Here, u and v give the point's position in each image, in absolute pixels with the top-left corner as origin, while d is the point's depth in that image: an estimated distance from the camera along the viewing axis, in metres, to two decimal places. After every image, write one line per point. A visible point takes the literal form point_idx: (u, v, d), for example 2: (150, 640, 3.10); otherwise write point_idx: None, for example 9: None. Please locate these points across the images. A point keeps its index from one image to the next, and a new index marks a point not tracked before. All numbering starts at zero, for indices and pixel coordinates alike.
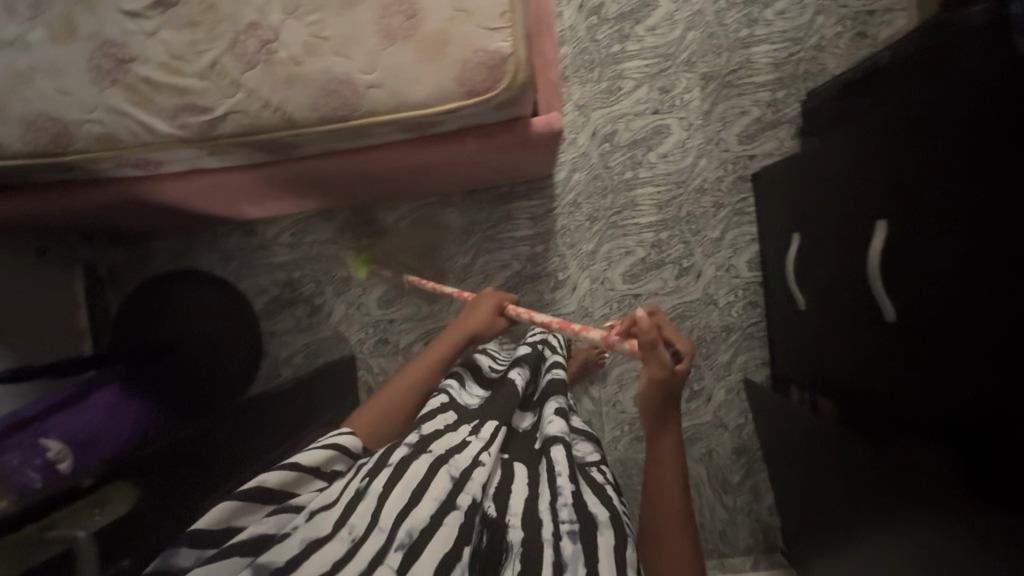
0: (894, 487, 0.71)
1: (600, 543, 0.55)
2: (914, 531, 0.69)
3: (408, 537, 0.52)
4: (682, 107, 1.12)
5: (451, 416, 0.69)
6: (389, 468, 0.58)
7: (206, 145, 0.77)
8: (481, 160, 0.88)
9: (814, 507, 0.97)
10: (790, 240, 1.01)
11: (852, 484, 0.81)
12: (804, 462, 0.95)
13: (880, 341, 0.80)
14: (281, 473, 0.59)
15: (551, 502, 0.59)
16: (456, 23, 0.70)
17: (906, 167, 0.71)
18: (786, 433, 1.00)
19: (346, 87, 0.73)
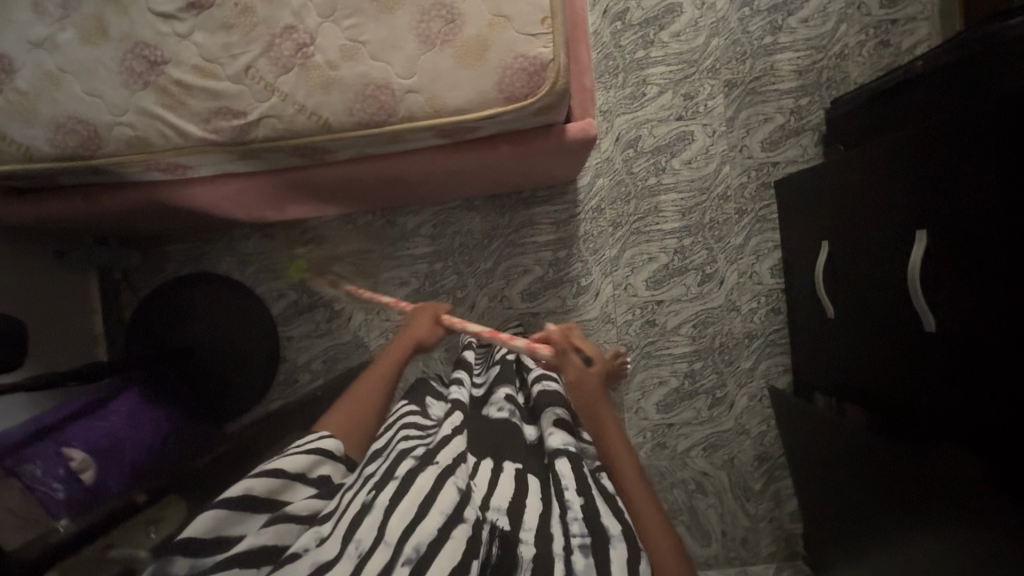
0: (906, 479, 0.75)
1: (612, 556, 0.53)
2: (927, 522, 0.72)
3: (415, 552, 0.50)
4: (706, 114, 1.12)
5: (457, 417, 0.73)
6: (395, 480, 0.57)
7: (238, 149, 0.76)
8: (511, 166, 0.88)
9: (828, 504, 0.99)
10: (818, 248, 0.99)
11: (867, 483, 0.84)
12: (819, 459, 0.98)
13: (891, 342, 0.84)
14: (268, 479, 0.57)
15: (559, 518, 0.58)
16: (497, 29, 0.70)
17: (913, 177, 0.75)
18: (800, 431, 1.04)
19: (384, 92, 0.72)
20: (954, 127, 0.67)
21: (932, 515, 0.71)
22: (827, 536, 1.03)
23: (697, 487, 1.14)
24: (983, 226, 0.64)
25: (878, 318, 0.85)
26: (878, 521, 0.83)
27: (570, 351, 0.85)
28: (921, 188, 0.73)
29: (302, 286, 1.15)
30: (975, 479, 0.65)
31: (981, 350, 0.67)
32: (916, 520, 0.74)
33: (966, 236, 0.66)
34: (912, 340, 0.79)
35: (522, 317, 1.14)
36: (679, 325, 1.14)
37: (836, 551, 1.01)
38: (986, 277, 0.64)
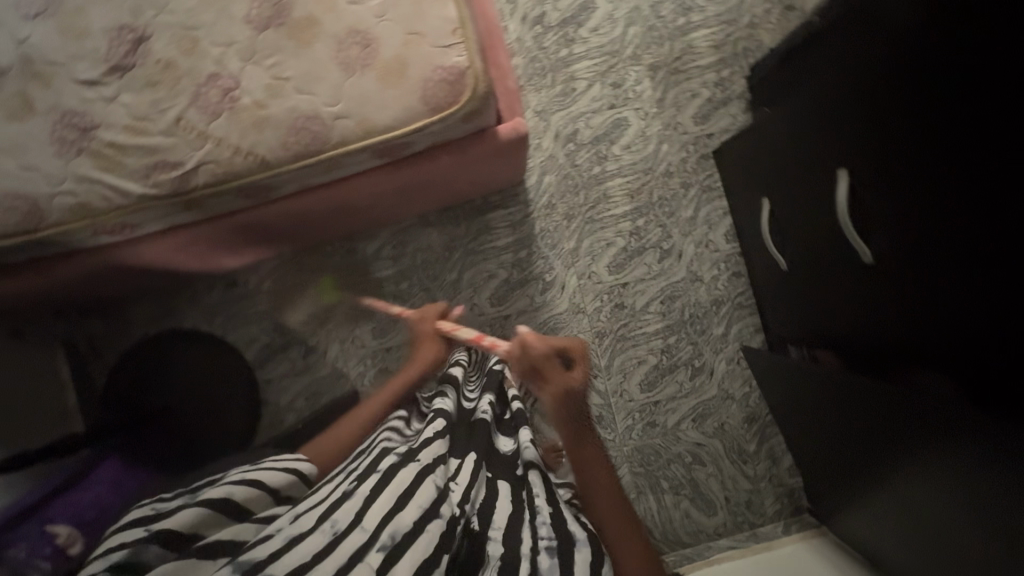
0: (905, 419, 0.74)
1: (577, 559, 0.62)
2: (932, 457, 0.72)
3: (391, 539, 0.56)
4: (636, 99, 1.17)
5: (440, 423, 0.77)
6: (377, 474, 0.64)
7: (181, 200, 0.76)
8: (454, 175, 0.90)
9: (827, 458, 1.00)
10: (761, 204, 1.03)
11: (864, 424, 0.83)
12: (810, 410, 0.98)
13: (851, 277, 0.84)
14: (246, 488, 0.61)
15: (529, 521, 0.67)
16: (412, 46, 0.73)
17: (861, 114, 0.73)
18: (786, 386, 1.03)
19: (314, 122, 0.74)
20: (895, 61, 0.66)
21: (938, 455, 0.71)
22: (832, 486, 1.03)
23: (692, 459, 1.17)
24: (963, 162, 0.60)
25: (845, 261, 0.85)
26: (882, 461, 0.84)
27: (549, 355, 0.81)
28: (879, 126, 0.70)
29: (273, 328, 1.16)
30: (970, 417, 0.63)
31: (972, 295, 0.64)
32: (919, 455, 0.75)
33: (938, 175, 0.64)
34: (882, 277, 0.77)
35: (494, 321, 1.16)
36: (647, 304, 1.17)
37: (842, 500, 1.02)
38: (968, 215, 0.61)
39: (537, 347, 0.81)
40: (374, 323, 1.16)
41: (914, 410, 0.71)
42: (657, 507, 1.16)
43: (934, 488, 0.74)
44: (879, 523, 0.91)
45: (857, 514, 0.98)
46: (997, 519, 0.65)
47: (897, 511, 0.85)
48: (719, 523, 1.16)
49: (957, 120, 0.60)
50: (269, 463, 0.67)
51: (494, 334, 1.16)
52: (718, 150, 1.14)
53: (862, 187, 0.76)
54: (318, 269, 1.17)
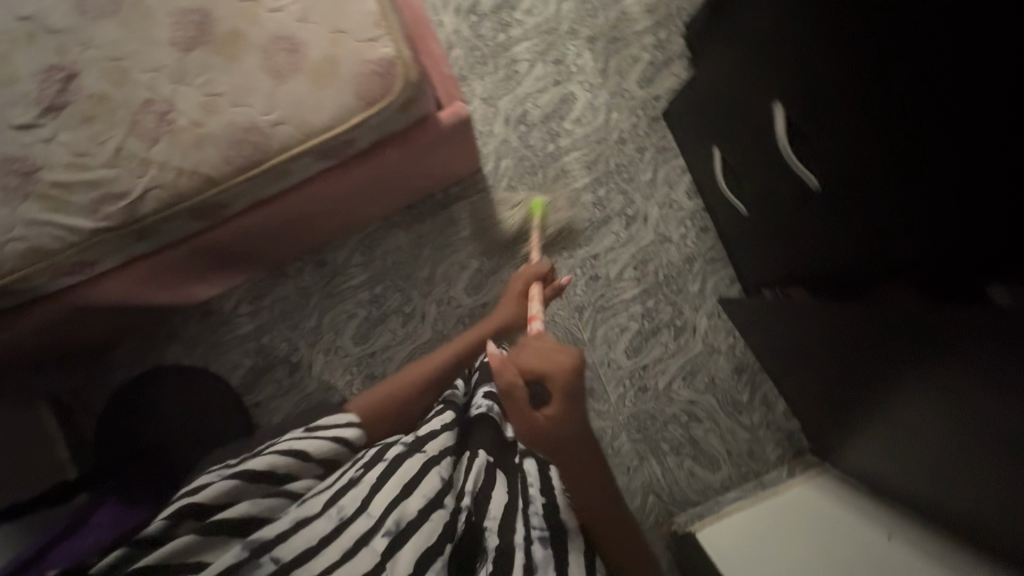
0: (893, 343, 0.72)
1: (569, 552, 0.63)
2: (920, 374, 0.70)
3: (396, 526, 0.58)
4: (580, 72, 1.18)
5: (447, 416, 0.73)
6: (384, 463, 0.63)
7: (134, 229, 0.76)
8: (405, 169, 0.91)
9: (822, 391, 0.98)
10: (713, 154, 1.04)
11: (860, 355, 0.80)
12: (795, 345, 0.98)
13: (809, 205, 0.83)
14: (288, 458, 0.62)
15: (521, 510, 0.65)
16: (338, 44, 0.74)
17: (809, 27, 0.68)
18: (774, 327, 1.01)
19: (252, 132, 0.75)
20: None
21: (934, 384, 0.68)
22: (839, 431, 1.01)
23: (689, 418, 1.17)
24: (942, 76, 0.56)
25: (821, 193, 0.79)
26: (877, 391, 0.82)
27: (515, 382, 0.71)
28: (837, 39, 0.65)
29: (255, 351, 1.16)
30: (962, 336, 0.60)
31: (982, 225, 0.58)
32: (913, 382, 0.72)
33: (906, 77, 0.59)
34: (861, 206, 0.73)
35: (472, 310, 1.16)
36: (620, 272, 1.17)
37: (852, 444, 0.99)
38: (970, 138, 0.56)
39: (503, 376, 0.72)
40: (355, 330, 1.16)
41: (908, 335, 0.68)
42: (661, 471, 1.17)
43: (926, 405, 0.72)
44: (887, 460, 0.90)
45: (859, 445, 0.97)
46: (993, 446, 0.64)
47: (898, 437, 0.84)
48: (724, 477, 1.17)
49: (932, 32, 0.55)
50: (315, 427, 0.67)
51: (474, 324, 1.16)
52: (667, 110, 1.15)
53: (816, 107, 0.73)
54: (291, 286, 1.17)
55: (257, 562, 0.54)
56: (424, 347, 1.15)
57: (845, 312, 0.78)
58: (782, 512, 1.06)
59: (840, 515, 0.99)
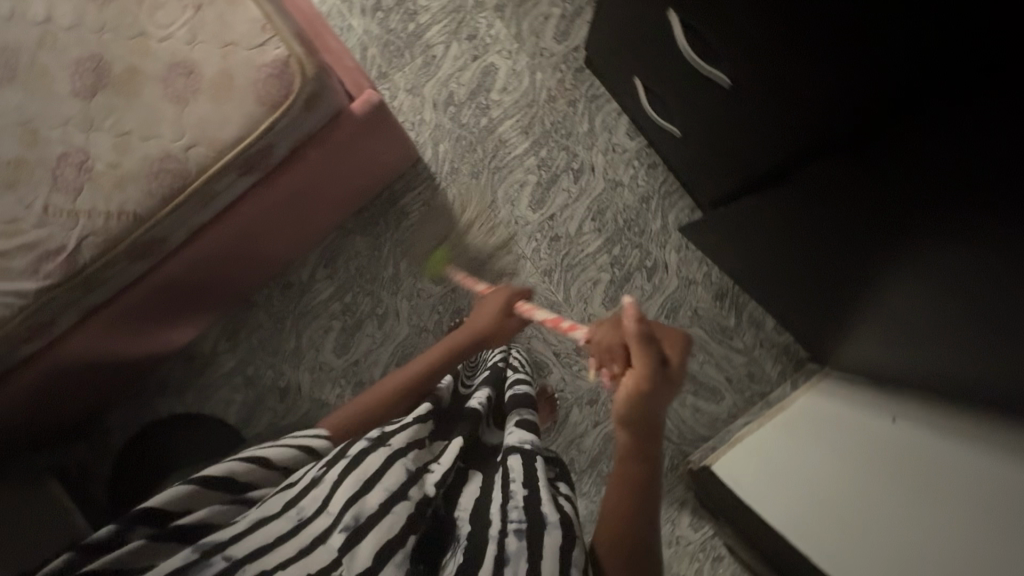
0: (882, 225, 0.67)
1: (546, 542, 0.55)
2: (913, 253, 0.65)
3: (355, 520, 0.55)
4: (495, 42, 1.18)
5: (425, 409, 0.73)
6: (346, 459, 0.61)
7: (76, 282, 0.77)
8: (336, 169, 0.92)
9: (812, 294, 0.94)
10: (636, 86, 1.04)
11: (843, 251, 0.77)
12: (771, 251, 0.94)
13: (743, 108, 0.79)
14: (245, 464, 0.60)
15: (501, 506, 0.60)
16: (230, 56, 0.76)
17: None
18: (747, 238, 0.98)
19: (169, 161, 0.76)
20: None
21: (933, 282, 0.66)
22: (835, 330, 0.98)
23: None
24: None
25: (739, 83, 0.75)
26: (872, 280, 0.77)
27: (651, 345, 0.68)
28: None
29: (243, 384, 1.17)
30: (961, 209, 0.54)
31: (957, 160, 0.51)
32: (908, 273, 0.69)
33: None
34: (807, 99, 0.65)
35: (443, 297, 1.16)
36: (580, 226, 1.17)
37: (846, 338, 0.96)
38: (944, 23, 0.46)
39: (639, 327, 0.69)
40: (334, 343, 1.17)
41: (898, 232, 0.65)
42: (665, 414, 1.16)
43: (926, 283, 0.67)
44: (888, 352, 0.87)
45: (861, 343, 0.92)
46: (1006, 328, 0.59)
47: (891, 324, 0.81)
48: (730, 406, 1.16)
49: None
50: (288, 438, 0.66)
51: (448, 310, 1.16)
52: (588, 58, 1.15)
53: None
54: (263, 313, 1.18)
55: (206, 563, 0.52)
56: (405, 344, 1.15)
57: (829, 200, 0.73)
58: (789, 427, 1.05)
59: (846, 415, 0.98)
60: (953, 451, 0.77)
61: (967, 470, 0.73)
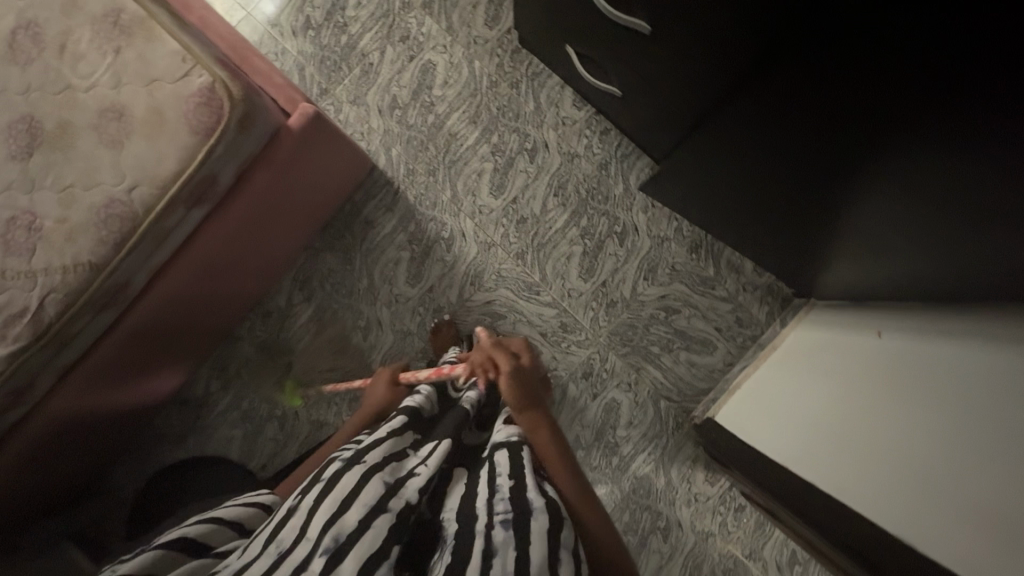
0: (846, 143, 0.64)
1: (533, 527, 0.58)
2: (883, 168, 0.63)
3: (334, 542, 0.55)
4: (429, 39, 1.19)
5: (400, 420, 0.76)
6: (321, 482, 0.63)
7: (45, 340, 0.78)
8: (284, 187, 0.93)
9: (785, 227, 0.92)
10: (570, 54, 1.04)
11: (812, 177, 0.75)
12: (737, 189, 0.93)
13: (684, 49, 0.76)
14: (204, 524, 0.62)
15: (487, 498, 0.62)
16: (157, 91, 0.76)
17: None
18: (711, 182, 0.97)
19: (115, 206, 0.76)
20: None
21: (905, 192, 0.63)
22: (814, 260, 0.96)
23: (666, 313, 1.16)
24: None
25: (666, 25, 0.75)
26: (843, 202, 0.74)
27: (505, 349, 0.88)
28: None
29: (241, 419, 1.17)
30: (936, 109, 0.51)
31: (914, 66, 0.49)
32: (880, 189, 0.66)
33: None
34: (748, 22, 0.62)
35: (421, 298, 1.16)
36: (544, 204, 1.16)
37: (829, 266, 0.94)
38: None
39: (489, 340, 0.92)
40: (323, 362, 1.17)
41: (862, 147, 0.62)
42: (661, 375, 1.16)
43: (898, 195, 0.65)
44: (873, 271, 0.84)
45: (843, 266, 0.91)
46: (986, 226, 0.57)
47: (868, 244, 0.79)
48: (724, 355, 1.15)
49: None
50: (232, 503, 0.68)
51: (429, 310, 1.16)
52: (521, 37, 1.15)
53: None
54: (248, 345, 1.18)
55: None
56: (391, 351, 1.15)
57: (788, 126, 0.70)
58: (785, 369, 1.05)
59: (839, 343, 0.97)
60: (939, 352, 0.75)
61: (947, 362, 0.73)
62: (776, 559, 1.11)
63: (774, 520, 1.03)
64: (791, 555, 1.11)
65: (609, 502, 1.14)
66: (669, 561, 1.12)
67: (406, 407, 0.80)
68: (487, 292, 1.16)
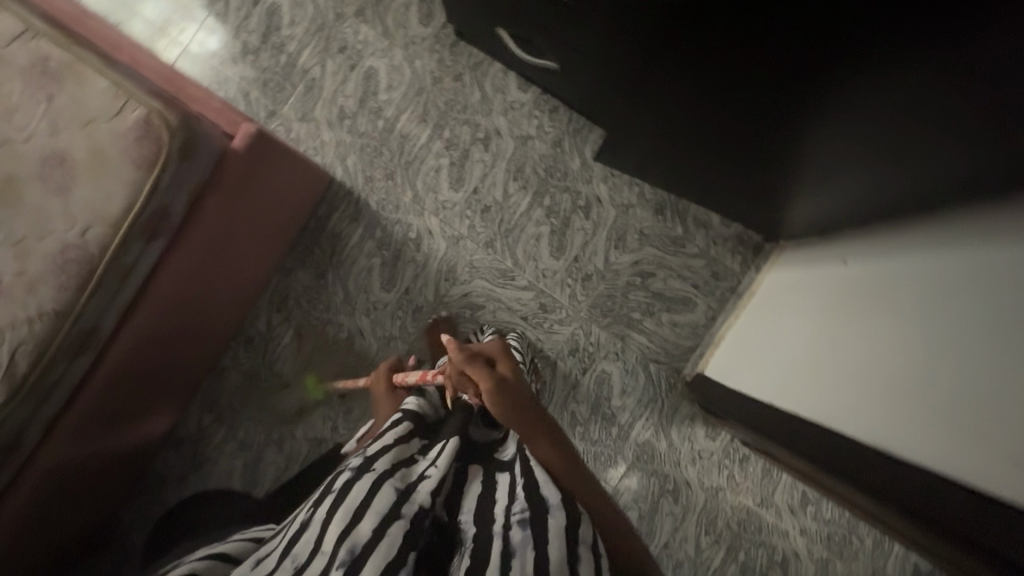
0: (781, 82, 0.64)
1: (552, 525, 0.59)
2: (824, 99, 0.63)
3: (350, 554, 0.55)
4: (366, 46, 1.19)
5: (405, 425, 0.76)
6: (333, 494, 0.63)
7: (23, 395, 0.77)
8: (241, 210, 0.94)
9: (744, 174, 0.92)
10: (504, 38, 1.05)
11: (752, 120, 0.75)
12: (690, 145, 0.93)
13: (608, 18, 0.77)
14: (204, 560, 0.62)
15: (503, 503, 0.63)
16: (94, 132, 0.76)
17: None
18: (664, 141, 0.97)
19: (72, 251, 0.76)
20: None
21: (841, 114, 0.63)
22: (778, 202, 0.96)
23: (642, 278, 1.16)
24: None
25: None
26: (790, 139, 0.74)
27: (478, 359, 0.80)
28: None
29: (239, 448, 1.17)
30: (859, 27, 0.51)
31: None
32: (822, 119, 0.66)
33: None
34: None
35: (399, 301, 1.17)
36: (505, 190, 1.17)
37: (791, 204, 0.95)
38: None
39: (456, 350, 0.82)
40: (311, 380, 1.17)
41: (790, 80, 0.62)
42: (647, 339, 1.16)
43: (841, 120, 0.65)
44: (832, 200, 0.85)
45: (804, 202, 0.91)
46: (929, 131, 0.58)
47: (823, 175, 0.80)
48: (705, 310, 1.16)
49: None
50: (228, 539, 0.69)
51: (408, 312, 1.16)
52: (456, 30, 1.16)
53: None
54: (236, 375, 1.18)
55: None
56: (378, 358, 1.16)
57: (722, 78, 0.70)
58: (765, 316, 1.06)
59: (813, 279, 0.97)
60: (911, 266, 0.75)
61: (916, 275, 0.73)
62: (788, 503, 1.11)
63: (775, 462, 1.03)
64: (802, 497, 1.11)
65: (616, 473, 1.14)
66: (684, 521, 1.12)
67: (409, 410, 0.80)
68: (463, 285, 1.17)
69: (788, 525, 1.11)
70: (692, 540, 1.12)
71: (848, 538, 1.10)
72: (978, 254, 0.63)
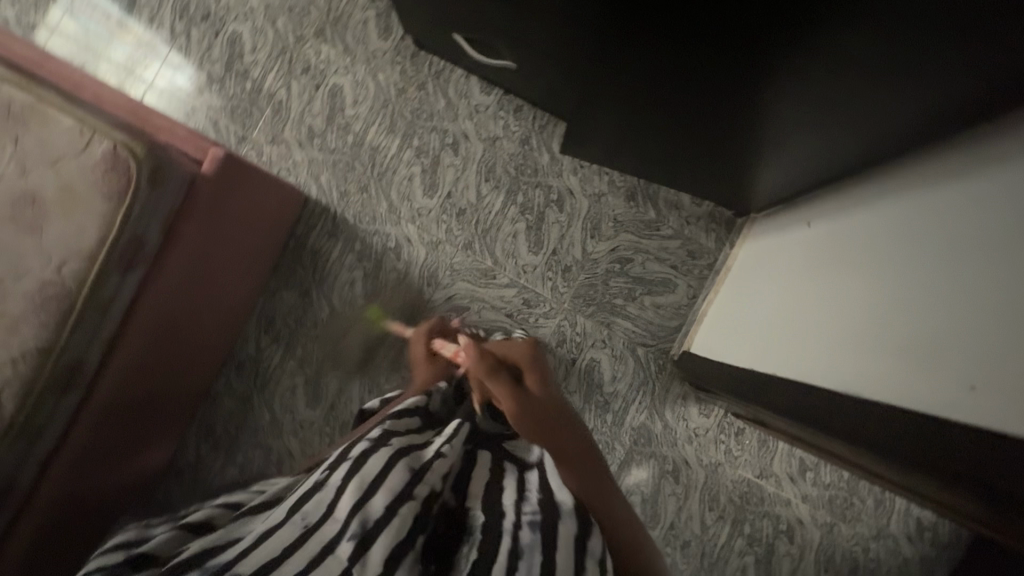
0: (724, 56, 0.65)
1: (562, 530, 0.58)
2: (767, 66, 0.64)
3: (361, 527, 0.56)
4: (329, 65, 1.21)
5: (416, 419, 0.76)
6: (349, 461, 0.63)
7: (14, 435, 0.78)
8: (214, 234, 0.95)
9: (704, 149, 0.93)
10: (462, 44, 1.07)
11: (703, 96, 0.76)
12: (648, 128, 0.94)
13: (554, 10, 0.78)
14: (218, 507, 0.65)
15: (514, 502, 0.62)
16: (63, 169, 0.77)
17: None
18: (623, 126, 0.98)
19: (51, 288, 0.77)
20: None
21: (784, 74, 0.64)
22: (740, 173, 0.98)
23: (620, 265, 1.18)
24: None
25: None
26: (741, 109, 0.75)
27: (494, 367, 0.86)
28: None
29: (239, 471, 1.17)
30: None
31: None
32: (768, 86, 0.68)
33: None
34: None
35: (384, 310, 1.18)
36: (478, 192, 1.19)
37: (753, 173, 0.96)
38: None
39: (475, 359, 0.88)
40: (304, 398, 1.17)
41: (732, 50, 0.63)
42: (631, 324, 1.18)
43: (786, 82, 0.66)
44: (791, 163, 0.86)
45: (765, 169, 0.93)
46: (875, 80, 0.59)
47: (778, 140, 0.81)
48: (685, 290, 1.18)
49: None
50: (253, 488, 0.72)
51: (395, 320, 1.18)
52: (415, 40, 1.18)
53: None
54: (230, 400, 1.19)
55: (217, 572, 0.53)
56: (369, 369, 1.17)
57: (667, 58, 0.71)
58: (743, 289, 1.07)
59: (784, 245, 0.99)
60: (870, 218, 0.76)
61: (876, 225, 0.74)
62: (787, 471, 1.12)
63: (769, 431, 1.05)
64: (800, 464, 1.12)
65: (615, 458, 1.15)
66: (686, 500, 1.13)
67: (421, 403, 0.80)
68: (446, 289, 1.18)
69: (789, 494, 1.12)
70: (697, 517, 1.13)
71: (850, 500, 1.11)
72: (929, 196, 0.65)
